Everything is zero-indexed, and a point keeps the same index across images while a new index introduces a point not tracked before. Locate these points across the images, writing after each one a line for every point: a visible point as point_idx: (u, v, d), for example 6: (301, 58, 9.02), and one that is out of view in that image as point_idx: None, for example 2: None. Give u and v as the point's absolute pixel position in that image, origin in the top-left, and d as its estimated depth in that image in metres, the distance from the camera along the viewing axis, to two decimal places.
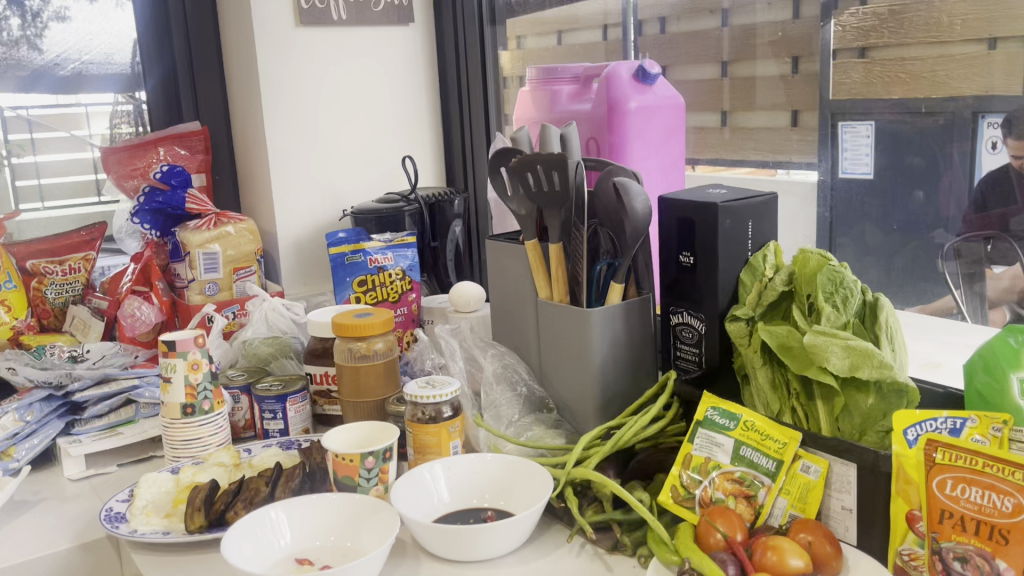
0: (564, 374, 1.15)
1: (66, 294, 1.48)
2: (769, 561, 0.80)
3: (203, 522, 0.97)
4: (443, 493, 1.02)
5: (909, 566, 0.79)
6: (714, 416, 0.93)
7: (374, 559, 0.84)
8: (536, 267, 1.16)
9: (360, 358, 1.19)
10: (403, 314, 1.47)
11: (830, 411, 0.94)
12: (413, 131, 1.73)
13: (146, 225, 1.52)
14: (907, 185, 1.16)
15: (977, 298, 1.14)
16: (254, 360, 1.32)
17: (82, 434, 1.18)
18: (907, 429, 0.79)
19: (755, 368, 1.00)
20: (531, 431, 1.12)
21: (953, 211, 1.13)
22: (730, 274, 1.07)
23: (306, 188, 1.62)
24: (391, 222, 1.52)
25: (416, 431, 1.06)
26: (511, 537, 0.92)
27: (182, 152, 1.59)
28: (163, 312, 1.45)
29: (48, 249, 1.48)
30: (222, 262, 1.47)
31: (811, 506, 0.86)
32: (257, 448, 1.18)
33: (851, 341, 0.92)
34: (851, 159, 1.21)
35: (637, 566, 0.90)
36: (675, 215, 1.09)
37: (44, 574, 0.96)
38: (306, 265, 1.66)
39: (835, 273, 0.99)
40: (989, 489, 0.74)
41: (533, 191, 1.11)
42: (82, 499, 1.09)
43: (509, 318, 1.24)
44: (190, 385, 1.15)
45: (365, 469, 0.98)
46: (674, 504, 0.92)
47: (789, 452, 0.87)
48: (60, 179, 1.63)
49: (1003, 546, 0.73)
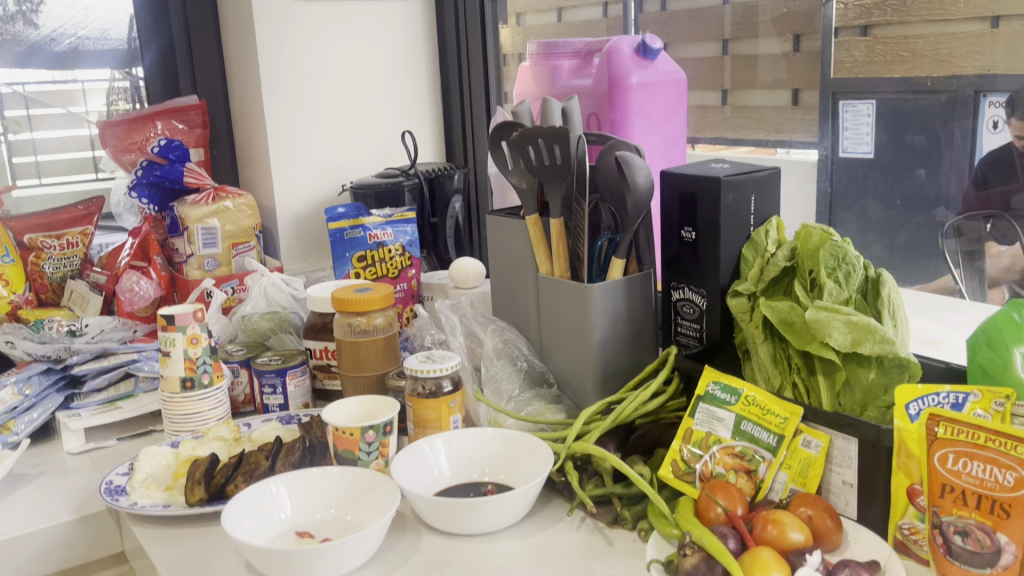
0: (565, 349, 1.15)
1: (64, 268, 1.47)
2: (769, 535, 0.80)
3: (204, 496, 0.97)
4: (444, 468, 1.02)
5: (909, 540, 0.81)
6: (715, 391, 0.93)
7: (373, 533, 0.84)
8: (536, 241, 1.15)
9: (360, 333, 1.18)
10: (403, 290, 1.46)
11: (831, 385, 0.94)
12: (412, 106, 1.72)
13: (144, 199, 1.50)
14: (908, 163, 1.16)
15: (977, 276, 1.14)
16: (253, 335, 1.32)
17: (81, 408, 1.18)
18: (909, 404, 0.80)
19: (756, 344, 1.00)
20: (531, 406, 1.12)
21: (954, 188, 1.13)
22: (733, 249, 1.06)
23: (305, 163, 1.61)
24: (390, 197, 1.50)
25: (416, 405, 1.06)
26: (511, 511, 0.92)
27: (179, 126, 1.58)
28: (161, 287, 1.44)
29: (45, 223, 1.47)
30: (220, 236, 1.47)
31: (811, 481, 0.86)
32: (257, 422, 1.18)
33: (853, 317, 0.92)
34: (852, 138, 1.21)
35: (637, 539, 0.90)
36: (677, 190, 1.08)
37: (45, 546, 0.96)
38: (305, 241, 1.65)
39: (838, 248, 0.98)
40: (991, 463, 0.73)
41: (534, 165, 1.10)
42: (82, 473, 1.09)
43: (509, 293, 1.24)
44: (190, 359, 1.14)
45: (365, 443, 0.98)
46: (675, 478, 0.92)
47: (790, 427, 0.87)
48: (57, 156, 1.61)
49: (1004, 520, 0.73)
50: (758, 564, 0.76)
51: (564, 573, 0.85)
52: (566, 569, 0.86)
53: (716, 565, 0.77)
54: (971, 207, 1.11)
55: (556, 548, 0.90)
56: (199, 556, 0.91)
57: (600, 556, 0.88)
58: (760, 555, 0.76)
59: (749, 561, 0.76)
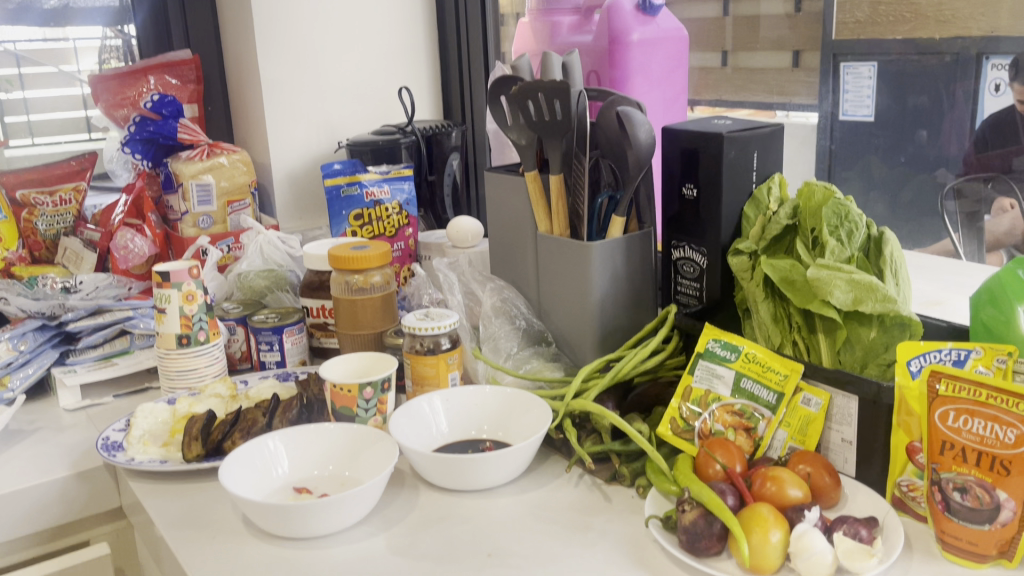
0: (564, 307, 1.14)
1: (57, 225, 1.46)
2: (768, 492, 0.80)
3: (201, 451, 0.97)
4: (442, 426, 1.01)
5: (908, 497, 0.81)
6: (715, 348, 0.92)
7: (371, 489, 0.84)
8: (536, 198, 1.14)
9: (357, 291, 1.17)
10: (401, 249, 1.44)
11: (832, 343, 0.94)
12: (409, 63, 1.69)
13: (137, 155, 1.48)
14: (911, 125, 1.16)
15: (975, 240, 1.15)
16: (249, 293, 1.31)
17: (77, 364, 1.18)
18: (911, 360, 0.79)
19: (756, 302, 0.99)
20: (530, 364, 1.11)
21: (955, 150, 1.13)
22: (735, 207, 1.05)
23: (301, 120, 1.59)
24: (387, 154, 1.49)
25: (414, 362, 1.05)
26: (510, 467, 0.92)
27: (173, 81, 1.55)
28: (156, 245, 1.43)
29: (38, 179, 1.45)
30: (215, 193, 1.45)
31: (811, 438, 0.86)
32: (254, 379, 1.18)
33: (855, 275, 0.91)
34: (852, 101, 1.20)
35: (635, 496, 0.90)
36: (679, 146, 1.07)
37: (43, 502, 0.96)
38: (301, 199, 1.63)
39: (841, 206, 0.97)
40: (992, 421, 0.73)
41: (534, 120, 1.08)
42: (79, 429, 1.09)
43: (508, 251, 1.22)
44: (185, 316, 1.13)
45: (363, 400, 0.98)
46: (673, 436, 0.91)
47: (790, 384, 0.87)
48: (49, 115, 1.59)
49: (1004, 477, 0.72)
50: (757, 520, 0.75)
51: (562, 528, 0.85)
52: (565, 524, 0.86)
53: (714, 521, 0.77)
54: (971, 169, 1.12)
55: (555, 504, 0.90)
56: (198, 511, 0.91)
57: (599, 512, 0.88)
58: (759, 511, 0.76)
59: (749, 518, 0.76)
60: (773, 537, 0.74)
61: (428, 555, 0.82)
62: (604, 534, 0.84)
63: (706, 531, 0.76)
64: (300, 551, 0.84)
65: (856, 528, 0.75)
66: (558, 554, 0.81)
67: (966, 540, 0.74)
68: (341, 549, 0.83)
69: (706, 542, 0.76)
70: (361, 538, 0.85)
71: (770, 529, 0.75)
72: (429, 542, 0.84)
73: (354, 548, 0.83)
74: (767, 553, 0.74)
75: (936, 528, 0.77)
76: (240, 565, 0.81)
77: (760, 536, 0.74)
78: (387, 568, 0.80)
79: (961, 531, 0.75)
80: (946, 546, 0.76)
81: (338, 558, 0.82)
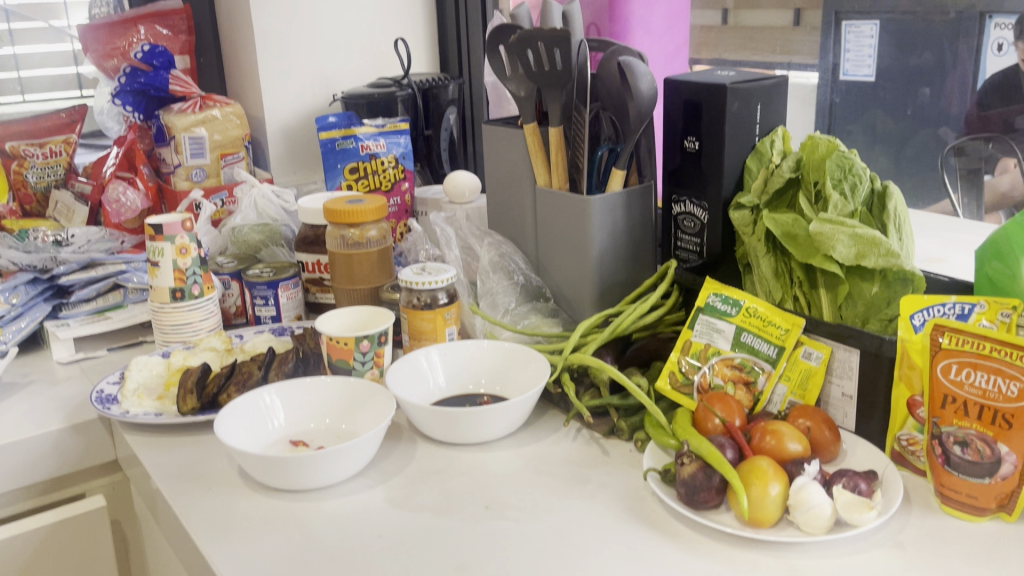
0: (562, 263, 1.13)
1: (47, 178, 1.43)
2: (767, 446, 0.80)
3: (196, 404, 0.96)
4: (439, 380, 1.01)
5: (907, 451, 0.81)
6: (715, 302, 0.91)
7: (368, 441, 0.84)
8: (534, 151, 1.12)
9: (353, 245, 1.16)
10: (397, 205, 1.41)
11: (833, 299, 0.93)
12: (406, 14, 1.65)
13: (128, 107, 1.43)
14: (916, 83, 1.16)
15: (975, 201, 1.14)
16: (244, 247, 1.30)
17: (70, 318, 1.16)
18: (914, 314, 0.78)
19: (758, 257, 0.98)
20: (528, 319, 1.11)
21: (957, 108, 1.14)
22: (737, 160, 1.03)
23: (295, 73, 1.56)
24: (383, 108, 1.45)
25: (411, 316, 1.04)
26: (507, 420, 0.91)
27: (164, 31, 1.52)
28: (149, 198, 1.41)
29: (28, 130, 1.42)
30: (208, 146, 1.42)
31: (811, 393, 0.86)
32: (249, 334, 1.17)
33: (859, 229, 0.89)
34: (853, 61, 1.17)
35: (633, 450, 0.90)
36: (681, 98, 1.05)
37: (38, 454, 0.95)
38: (296, 153, 1.61)
39: (845, 159, 0.95)
40: (995, 374, 0.72)
41: (533, 71, 1.05)
42: (73, 382, 1.08)
43: (506, 205, 1.21)
44: (179, 270, 1.12)
45: (360, 353, 0.97)
46: (672, 390, 0.91)
47: (791, 338, 0.86)
48: (38, 71, 1.55)
49: (1005, 431, 0.72)
50: (756, 473, 0.75)
51: (561, 481, 0.85)
52: (563, 477, 0.86)
53: (713, 474, 0.76)
54: (973, 128, 1.12)
55: (553, 458, 0.90)
56: (194, 463, 0.90)
57: (597, 466, 0.87)
58: (759, 464, 0.75)
59: (748, 471, 0.76)
60: (772, 490, 0.74)
61: (425, 507, 0.81)
62: (603, 487, 0.83)
63: (705, 484, 0.76)
64: (297, 503, 0.83)
65: (855, 482, 0.75)
66: (556, 507, 0.80)
67: (965, 493, 0.74)
68: (339, 501, 0.83)
69: (705, 495, 0.76)
70: (358, 491, 0.85)
71: (770, 482, 0.74)
72: (427, 495, 0.83)
73: (351, 501, 0.83)
74: (766, 505, 0.73)
75: (936, 481, 0.77)
76: (237, 516, 0.81)
77: (760, 489, 0.74)
78: (385, 520, 0.79)
79: (961, 485, 0.74)
80: (945, 499, 0.76)
81: (336, 511, 0.81)
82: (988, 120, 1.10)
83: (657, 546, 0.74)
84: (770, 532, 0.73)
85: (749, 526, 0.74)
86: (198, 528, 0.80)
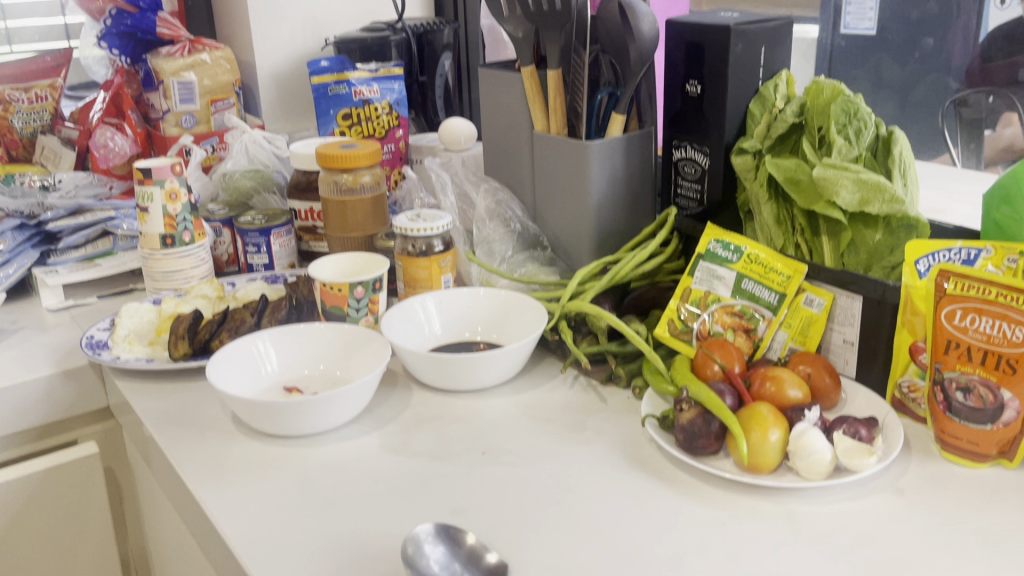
0: (560, 210, 1.11)
1: (33, 123, 1.40)
2: (767, 393, 0.79)
3: (188, 350, 0.95)
4: (435, 327, 0.99)
5: (908, 398, 0.80)
6: (715, 249, 0.90)
7: (364, 387, 0.83)
8: (532, 94, 1.09)
9: (347, 192, 1.13)
10: (391, 151, 1.39)
11: (835, 245, 0.91)
12: None
13: (115, 50, 1.40)
14: (920, 33, 1.50)
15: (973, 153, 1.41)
16: (235, 195, 1.27)
17: (58, 265, 1.14)
18: (919, 260, 0.77)
19: (759, 203, 0.96)
20: (525, 267, 1.09)
21: (961, 58, 1.47)
22: (739, 104, 1.01)
23: (286, 15, 1.52)
24: (377, 52, 1.43)
25: (406, 264, 1.02)
26: (504, 367, 0.90)
27: None
28: (138, 144, 1.38)
29: (12, 74, 1.38)
30: (198, 92, 1.39)
31: (812, 340, 0.85)
32: (242, 282, 1.15)
33: (863, 174, 0.87)
34: (858, 15, 1.40)
35: (631, 397, 0.89)
36: (683, 40, 1.02)
37: (27, 400, 0.94)
38: (288, 99, 1.57)
39: (850, 103, 0.93)
40: (1000, 319, 0.71)
41: (531, 12, 1.02)
42: (62, 329, 1.06)
43: (502, 151, 1.18)
44: (169, 216, 1.10)
45: (354, 299, 0.95)
46: (670, 337, 0.89)
47: (793, 285, 0.85)
48: (25, 22, 1.52)
49: (1009, 376, 0.71)
50: (756, 420, 0.74)
51: (558, 427, 0.84)
52: (560, 424, 0.85)
53: (712, 420, 0.75)
54: (975, 80, 1.44)
55: (550, 405, 0.89)
56: (186, 409, 0.89)
57: (594, 413, 0.87)
58: (759, 411, 0.75)
59: (748, 417, 0.75)
60: (772, 437, 0.73)
61: (420, 452, 0.81)
62: (600, 433, 0.83)
63: (704, 430, 0.75)
64: (290, 449, 0.82)
65: (856, 428, 0.74)
66: (553, 453, 0.80)
67: (966, 439, 0.74)
68: (333, 447, 0.82)
69: (704, 441, 0.75)
70: (353, 437, 0.84)
71: (770, 428, 0.73)
72: (423, 441, 0.83)
73: (346, 447, 0.82)
74: (766, 451, 0.73)
75: (936, 428, 0.76)
76: (231, 462, 0.80)
77: (759, 435, 0.73)
78: (380, 466, 0.79)
79: (962, 430, 0.74)
80: (945, 445, 0.75)
81: (330, 456, 0.81)
82: (989, 74, 1.42)
83: (655, 491, 0.73)
84: (769, 478, 0.73)
85: (748, 472, 0.74)
86: (190, 473, 0.79)
